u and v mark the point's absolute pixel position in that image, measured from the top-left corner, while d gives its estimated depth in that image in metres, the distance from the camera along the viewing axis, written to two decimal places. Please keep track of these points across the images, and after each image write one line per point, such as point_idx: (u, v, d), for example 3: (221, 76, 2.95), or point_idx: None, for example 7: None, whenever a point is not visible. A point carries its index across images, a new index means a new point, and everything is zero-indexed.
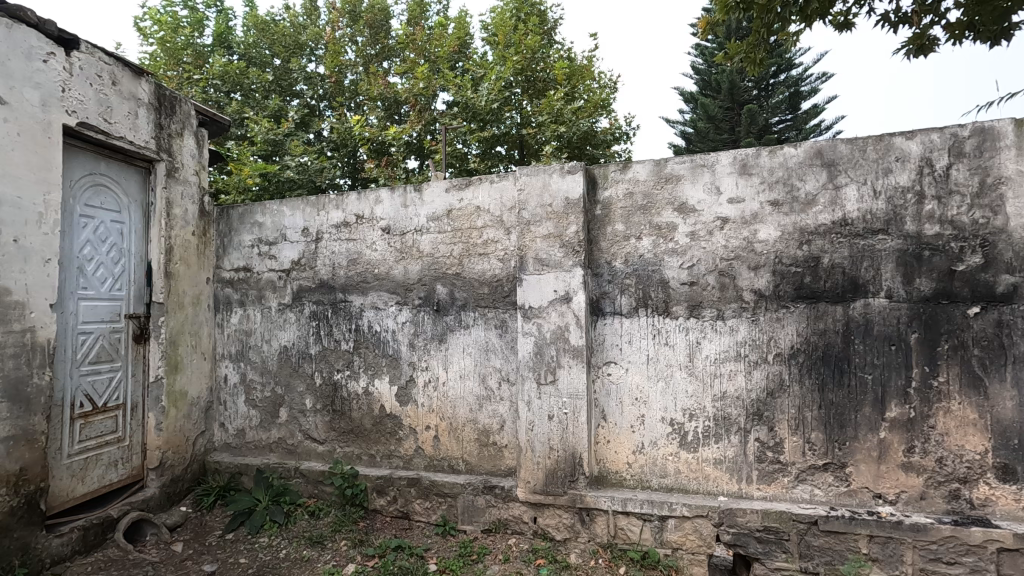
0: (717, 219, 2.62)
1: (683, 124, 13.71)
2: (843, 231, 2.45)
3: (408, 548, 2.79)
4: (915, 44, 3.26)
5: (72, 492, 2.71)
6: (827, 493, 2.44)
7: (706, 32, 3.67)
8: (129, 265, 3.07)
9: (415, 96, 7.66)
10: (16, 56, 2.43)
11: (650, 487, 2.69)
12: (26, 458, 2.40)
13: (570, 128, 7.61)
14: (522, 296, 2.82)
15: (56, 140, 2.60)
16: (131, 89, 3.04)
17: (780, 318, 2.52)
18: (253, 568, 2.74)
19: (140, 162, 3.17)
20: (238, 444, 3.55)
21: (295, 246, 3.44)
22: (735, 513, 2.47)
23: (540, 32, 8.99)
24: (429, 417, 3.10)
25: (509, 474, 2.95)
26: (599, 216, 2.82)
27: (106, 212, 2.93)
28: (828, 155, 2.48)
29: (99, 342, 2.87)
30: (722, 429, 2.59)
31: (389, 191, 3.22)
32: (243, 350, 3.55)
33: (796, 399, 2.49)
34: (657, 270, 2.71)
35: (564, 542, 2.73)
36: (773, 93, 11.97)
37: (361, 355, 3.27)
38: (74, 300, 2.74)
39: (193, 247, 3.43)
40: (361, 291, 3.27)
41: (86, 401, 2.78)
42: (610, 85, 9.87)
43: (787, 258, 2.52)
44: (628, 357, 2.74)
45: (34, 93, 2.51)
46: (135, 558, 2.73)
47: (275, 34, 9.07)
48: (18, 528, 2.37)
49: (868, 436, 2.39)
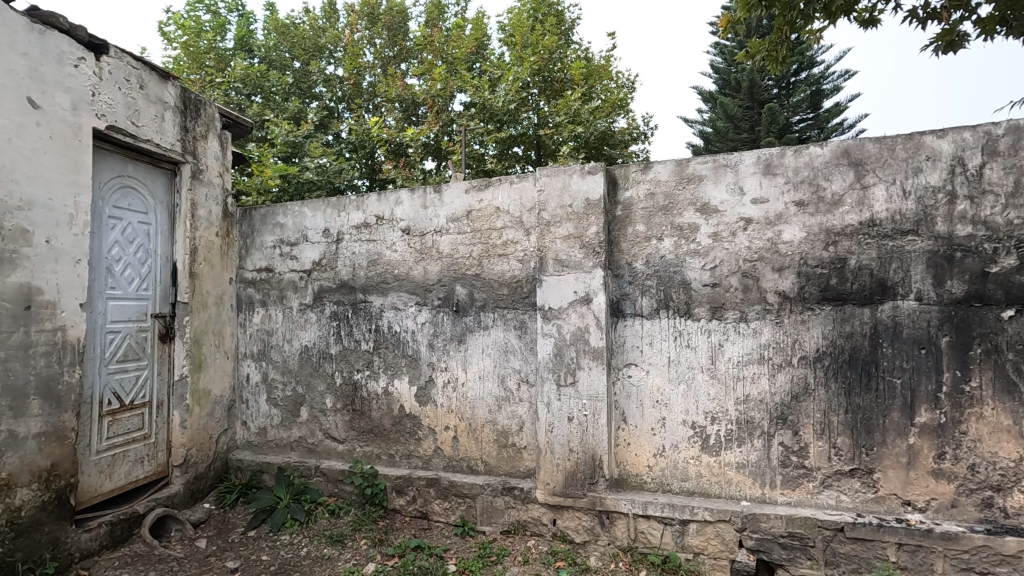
0: (740, 220, 2.59)
1: (701, 125, 13.53)
2: (871, 232, 2.40)
3: (428, 548, 2.79)
4: (943, 40, 3.18)
5: (101, 488, 2.77)
6: (853, 499, 2.39)
7: (727, 31, 3.62)
8: (155, 265, 3.13)
9: (433, 97, 7.70)
10: (48, 61, 2.50)
11: (671, 491, 2.66)
12: (57, 454, 2.46)
13: (588, 128, 7.57)
14: (542, 297, 2.81)
15: (86, 142, 2.66)
16: (158, 93, 3.10)
17: (804, 321, 2.48)
18: (274, 566, 2.76)
19: (166, 164, 3.22)
20: (259, 442, 3.59)
21: (316, 247, 3.47)
22: (759, 518, 2.43)
23: (557, 32, 8.97)
24: (448, 417, 3.11)
25: (528, 475, 2.94)
26: (620, 216, 2.80)
27: (134, 213, 2.99)
28: (855, 155, 2.43)
29: (126, 341, 2.92)
30: (745, 432, 2.55)
31: (409, 191, 3.24)
32: (265, 349, 3.60)
33: (822, 403, 2.44)
34: (678, 271, 2.68)
35: (583, 544, 2.72)
36: (793, 92, 11.71)
37: (381, 355, 3.28)
38: (103, 299, 2.80)
39: (216, 248, 3.48)
40: (381, 292, 3.29)
41: (113, 399, 2.84)
42: (627, 85, 9.80)
43: (812, 259, 2.47)
44: (649, 359, 2.71)
45: (66, 97, 2.57)
46: (160, 554, 2.77)
47: (295, 37, 9.21)
48: (49, 522, 2.43)
49: (896, 441, 2.33)
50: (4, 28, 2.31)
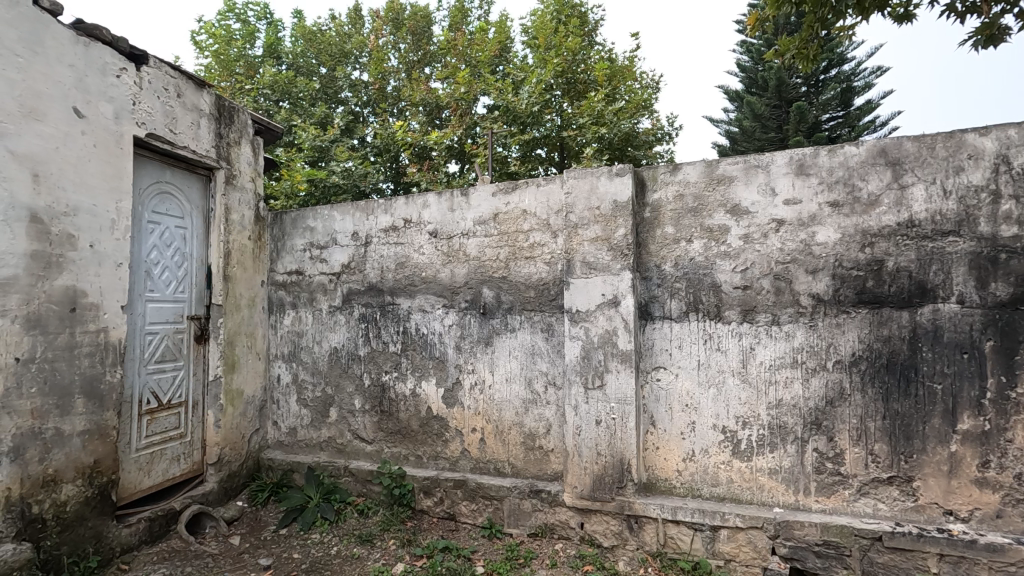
0: (772, 221, 2.55)
1: (727, 124, 13.33)
2: (909, 233, 2.34)
3: (455, 549, 2.80)
4: (983, 34, 3.09)
5: (139, 485, 2.85)
6: (891, 508, 2.33)
7: (755, 29, 3.56)
8: (191, 268, 3.21)
9: (456, 101, 7.73)
10: (92, 72, 2.59)
11: (700, 496, 2.63)
12: (99, 451, 2.55)
13: (612, 129, 7.49)
14: (569, 300, 2.80)
15: (128, 150, 2.74)
16: (194, 101, 3.19)
17: (839, 324, 2.43)
18: (305, 564, 2.80)
19: (201, 170, 3.31)
20: (290, 442, 3.66)
21: (345, 250, 3.52)
22: (792, 526, 2.38)
23: (581, 33, 8.95)
24: (475, 419, 3.12)
25: (555, 478, 2.93)
26: (648, 218, 2.78)
27: (171, 218, 3.08)
28: (892, 154, 2.38)
29: (164, 342, 3.01)
30: (777, 437, 2.50)
31: (436, 195, 3.26)
32: (296, 350, 3.66)
33: (858, 408, 2.39)
34: (708, 274, 2.65)
35: (611, 548, 2.70)
36: (823, 89, 11.41)
37: (409, 357, 3.32)
38: (142, 301, 2.88)
39: (249, 251, 3.56)
40: (409, 294, 3.32)
41: (151, 399, 2.92)
42: (651, 85, 9.72)
43: (847, 261, 2.42)
44: (678, 362, 2.69)
45: (108, 106, 2.65)
46: (196, 550, 2.84)
47: (322, 43, 9.39)
48: (92, 517, 2.51)
49: (937, 449, 2.26)
50: (51, 41, 2.41)
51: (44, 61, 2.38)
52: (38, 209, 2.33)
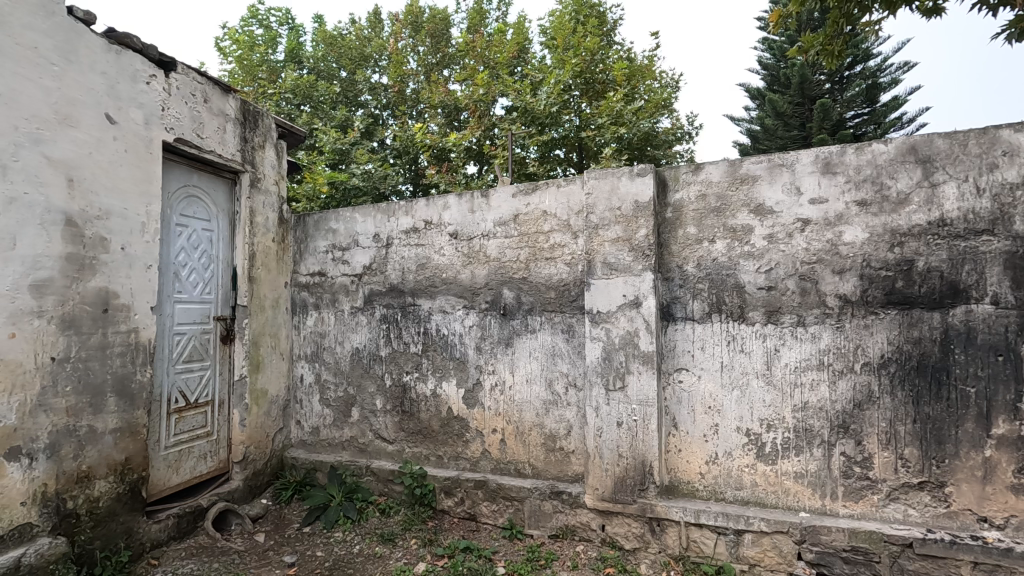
0: (798, 221, 2.50)
1: (748, 123, 13.13)
2: (941, 232, 2.28)
3: (476, 550, 2.81)
4: (1018, 27, 2.99)
5: (168, 482, 2.92)
6: (922, 514, 2.27)
7: (778, 26, 3.47)
8: (217, 270, 3.27)
9: (475, 103, 7.75)
10: (123, 79, 2.66)
11: (724, 499, 2.59)
12: (130, 449, 2.61)
13: (631, 129, 7.44)
14: (590, 301, 2.79)
15: (157, 155, 2.81)
16: (220, 106, 3.25)
17: (867, 325, 2.38)
18: (328, 562, 2.84)
19: (227, 174, 3.38)
20: (313, 441, 3.71)
21: (367, 252, 3.56)
22: (819, 531, 2.34)
23: (599, 33, 8.90)
24: (496, 420, 3.12)
25: (576, 480, 2.92)
26: (670, 218, 2.75)
27: (198, 221, 3.15)
28: (922, 152, 2.32)
29: (191, 342, 3.07)
30: (803, 441, 2.46)
31: (457, 196, 3.28)
32: (318, 351, 3.71)
33: (887, 412, 2.34)
34: (731, 274, 2.61)
35: (633, 551, 2.67)
36: (848, 86, 11.17)
37: (429, 357, 3.34)
38: (171, 302, 2.95)
39: (273, 253, 3.62)
40: (430, 295, 3.34)
41: (180, 398, 2.99)
42: (670, 84, 9.64)
43: (875, 261, 2.37)
44: (701, 364, 2.66)
45: (138, 112, 2.72)
46: (222, 547, 2.90)
47: (342, 47, 9.50)
48: (123, 513, 2.58)
49: (971, 454, 2.20)
50: (85, 50, 2.49)
51: (78, 69, 2.45)
52: (73, 213, 2.40)
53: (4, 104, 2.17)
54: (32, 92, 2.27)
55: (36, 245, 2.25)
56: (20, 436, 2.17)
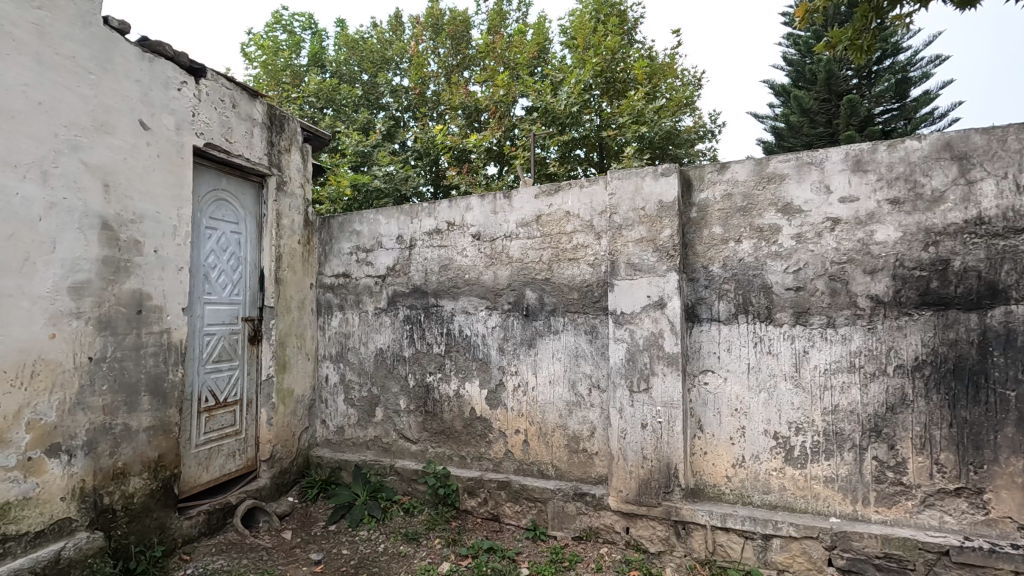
0: (827, 220, 2.45)
1: (773, 120, 12.90)
2: (978, 231, 2.21)
3: (499, 550, 2.81)
4: None
5: (199, 479, 2.98)
6: (960, 521, 2.21)
7: (804, 21, 3.39)
8: (246, 272, 3.34)
9: (495, 103, 7.77)
10: (156, 86, 2.73)
11: (752, 503, 2.55)
12: (163, 447, 2.68)
13: (652, 128, 7.37)
14: (614, 302, 2.78)
15: (188, 159, 2.88)
16: (248, 111, 3.32)
17: (901, 327, 2.32)
18: (354, 559, 2.87)
19: (254, 177, 3.45)
20: (338, 440, 3.76)
21: (390, 254, 3.59)
22: (850, 537, 2.29)
23: (620, 32, 8.85)
24: (519, 420, 3.13)
25: (600, 482, 2.90)
26: (695, 218, 2.72)
27: (227, 224, 3.21)
28: (958, 148, 2.25)
29: (221, 342, 3.14)
30: (833, 445, 2.41)
31: (479, 198, 3.29)
32: (343, 351, 3.76)
33: (922, 415, 2.27)
34: (758, 275, 2.57)
35: (658, 554, 2.65)
36: (877, 80, 10.89)
37: (453, 358, 3.35)
38: (201, 303, 3.02)
39: (299, 254, 3.68)
40: (453, 296, 3.36)
41: (210, 397, 3.06)
42: (692, 82, 9.54)
43: (909, 261, 2.31)
44: (727, 366, 2.62)
45: (170, 118, 2.79)
46: (251, 543, 2.95)
47: (364, 51, 9.63)
48: (156, 509, 2.64)
49: (1011, 460, 2.13)
50: (120, 59, 2.56)
51: (114, 78, 2.53)
52: (109, 217, 2.47)
53: (44, 112, 2.24)
54: (71, 100, 2.34)
55: (75, 249, 2.32)
56: (59, 433, 2.24)
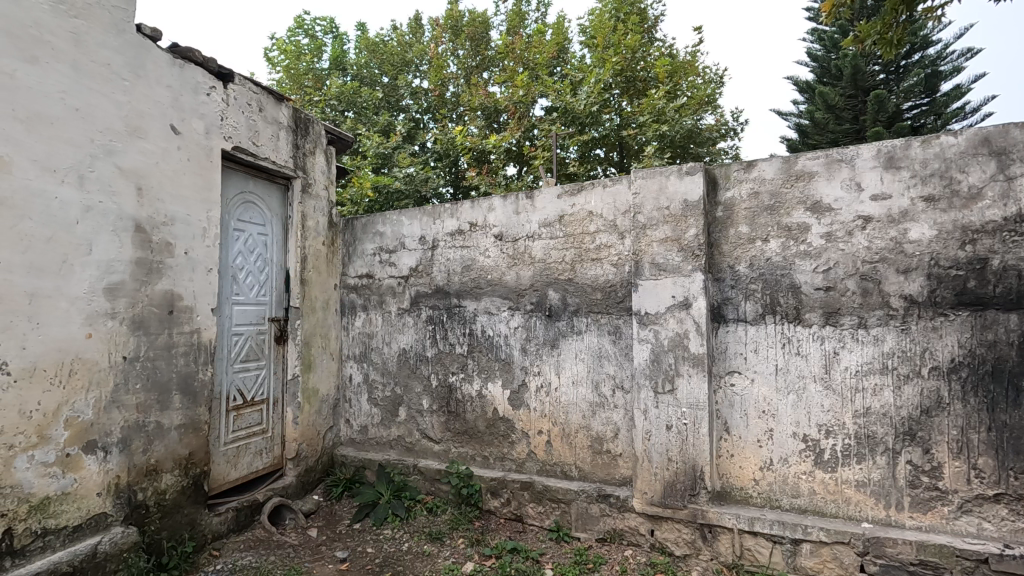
0: (858, 218, 2.40)
1: (796, 116, 12.67)
2: (1018, 228, 2.14)
3: (523, 551, 2.81)
4: None
5: (227, 477, 3.04)
6: (999, 528, 2.14)
7: (831, 16, 3.31)
8: (272, 273, 3.39)
9: (514, 104, 7.78)
10: (186, 91, 2.79)
11: (780, 507, 2.51)
12: (193, 444, 2.74)
13: (674, 126, 7.30)
14: (638, 302, 2.75)
15: (217, 163, 2.93)
16: (274, 115, 3.37)
17: (936, 328, 2.26)
18: (379, 558, 2.89)
19: (280, 180, 3.50)
20: (362, 440, 3.79)
21: (413, 254, 3.61)
22: (884, 543, 2.23)
23: (640, 30, 8.79)
24: (542, 421, 3.12)
25: (624, 483, 2.88)
26: (721, 217, 2.68)
27: (254, 226, 3.27)
28: (997, 143, 2.19)
29: (248, 342, 3.19)
30: (865, 448, 2.36)
31: (502, 199, 3.29)
32: (367, 351, 3.79)
33: (958, 419, 2.21)
34: (787, 274, 2.53)
35: (684, 557, 2.61)
36: (905, 75, 10.63)
37: (475, 358, 3.36)
38: (229, 304, 3.07)
39: (323, 255, 3.73)
40: (475, 297, 3.37)
41: (238, 396, 3.11)
42: (714, 80, 9.42)
43: (944, 259, 2.25)
44: (754, 367, 2.58)
45: (200, 123, 2.85)
46: (278, 540, 2.99)
47: (384, 53, 9.72)
48: (187, 505, 2.70)
49: None
50: (152, 65, 2.62)
51: (146, 83, 2.59)
52: (142, 220, 2.53)
53: (80, 118, 2.30)
54: (105, 106, 2.40)
55: (109, 251, 2.38)
56: (95, 430, 2.30)
